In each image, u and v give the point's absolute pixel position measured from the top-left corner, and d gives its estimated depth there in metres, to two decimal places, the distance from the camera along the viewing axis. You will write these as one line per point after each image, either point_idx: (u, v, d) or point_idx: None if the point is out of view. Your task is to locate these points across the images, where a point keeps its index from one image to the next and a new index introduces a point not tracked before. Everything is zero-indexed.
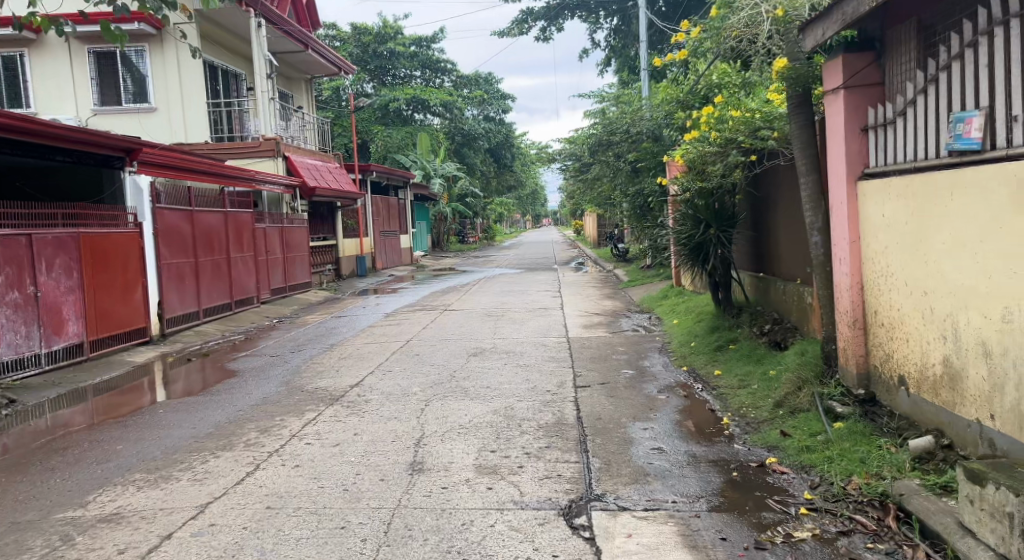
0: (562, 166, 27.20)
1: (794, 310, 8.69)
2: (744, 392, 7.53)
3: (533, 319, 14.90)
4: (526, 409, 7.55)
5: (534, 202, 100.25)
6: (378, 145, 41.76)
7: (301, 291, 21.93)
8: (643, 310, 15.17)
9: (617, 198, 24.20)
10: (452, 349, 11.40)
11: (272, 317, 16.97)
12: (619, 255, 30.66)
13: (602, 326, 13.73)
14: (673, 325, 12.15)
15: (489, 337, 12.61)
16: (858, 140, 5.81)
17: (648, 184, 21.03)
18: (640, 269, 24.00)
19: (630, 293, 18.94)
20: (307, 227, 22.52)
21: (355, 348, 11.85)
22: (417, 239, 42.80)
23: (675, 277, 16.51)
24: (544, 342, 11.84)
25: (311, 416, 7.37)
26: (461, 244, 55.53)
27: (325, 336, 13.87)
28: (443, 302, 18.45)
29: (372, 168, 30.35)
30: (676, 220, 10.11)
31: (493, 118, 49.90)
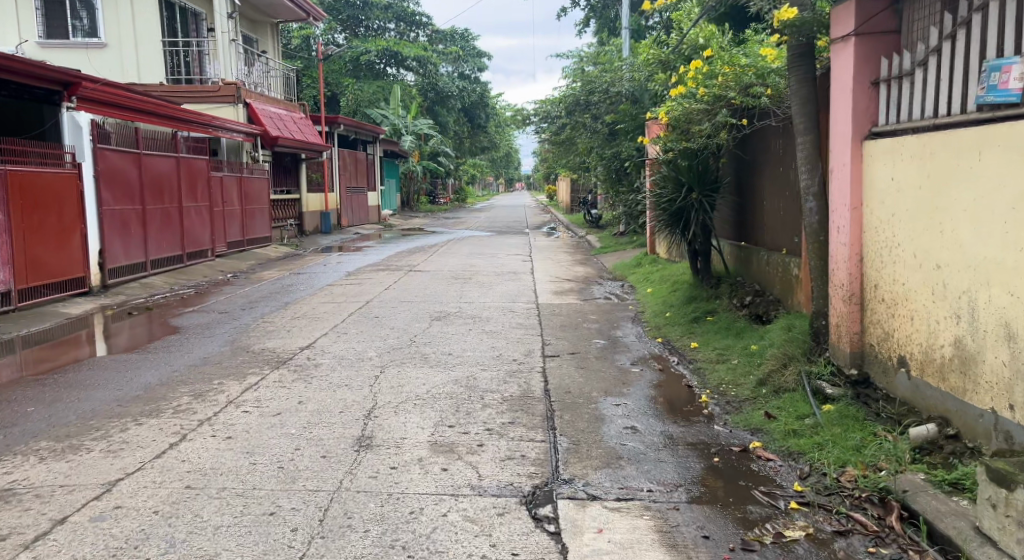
0: (537, 127, 26.52)
1: (777, 282, 8.18)
2: (723, 368, 7.02)
3: (502, 284, 14.32)
4: (489, 379, 7.00)
5: (508, 166, 99.07)
6: (348, 99, 40.65)
7: (259, 245, 21.07)
8: (616, 278, 14.64)
9: (593, 162, 23.63)
10: (414, 311, 10.80)
11: (227, 273, 16.17)
12: (592, 221, 30.10)
13: (573, 293, 13.20)
14: (647, 295, 11.63)
15: (454, 300, 12.01)
16: (866, 95, 5.24)
17: (625, 148, 20.43)
18: (613, 236, 23.51)
19: (603, 260, 18.39)
20: (267, 179, 21.69)
21: (311, 308, 11.18)
22: (386, 197, 41.93)
23: (649, 245, 16.03)
24: (512, 307, 11.29)
25: (253, 381, 6.76)
26: (432, 206, 54.65)
27: (281, 294, 13.14)
28: (408, 263, 17.76)
29: (340, 121, 29.39)
30: (656, 183, 9.54)
31: (468, 77, 48.79)
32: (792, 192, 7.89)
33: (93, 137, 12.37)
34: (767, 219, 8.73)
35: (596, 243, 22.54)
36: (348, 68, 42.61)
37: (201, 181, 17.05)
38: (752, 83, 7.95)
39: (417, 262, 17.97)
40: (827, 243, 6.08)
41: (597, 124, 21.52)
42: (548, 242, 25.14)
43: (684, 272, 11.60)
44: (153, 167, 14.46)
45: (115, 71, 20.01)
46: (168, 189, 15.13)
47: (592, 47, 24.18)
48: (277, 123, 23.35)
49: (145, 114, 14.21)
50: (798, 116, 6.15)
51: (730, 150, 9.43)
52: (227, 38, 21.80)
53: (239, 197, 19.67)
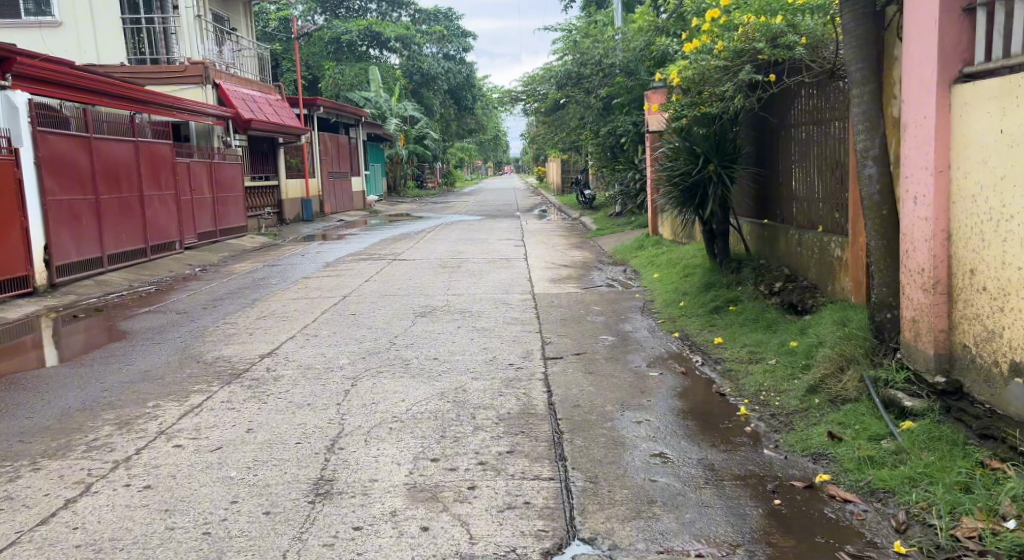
0: (526, 104, 25.32)
1: (812, 264, 7.04)
2: (760, 370, 5.87)
3: (494, 272, 13.17)
4: (481, 391, 5.86)
5: (497, 149, 97.50)
6: (329, 82, 39.28)
7: (233, 236, 19.89)
8: (618, 263, 13.50)
9: (586, 139, 22.48)
10: (397, 307, 9.65)
11: (195, 268, 14.95)
12: (586, 202, 28.92)
13: (572, 280, 12.05)
14: (656, 281, 10.48)
15: (441, 292, 10.85)
16: (956, 26, 4.11)
17: (621, 122, 19.25)
18: (608, 216, 22.38)
19: (601, 243, 17.23)
20: (239, 165, 20.44)
21: (283, 306, 10.00)
22: (371, 183, 40.64)
23: (650, 225, 14.91)
24: (506, 300, 10.12)
25: (195, 402, 5.62)
26: (420, 190, 53.35)
27: (250, 289, 11.95)
28: (392, 251, 16.56)
29: (319, 102, 28.09)
30: (667, 156, 8.41)
31: (453, 57, 47.41)
32: (832, 159, 6.74)
33: (31, 118, 11.44)
34: (796, 194, 7.59)
35: (592, 226, 21.38)
36: (328, 50, 41.21)
37: (163, 168, 15.91)
38: (783, 33, 6.73)
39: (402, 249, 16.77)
40: (892, 217, 4.94)
41: (590, 98, 20.32)
42: (541, 225, 23.96)
43: (697, 254, 10.44)
44: (104, 151, 13.43)
45: (70, 51, 20.28)
46: (122, 177, 14.07)
47: (582, 19, 22.98)
48: (250, 104, 22.60)
49: (91, 95, 13.33)
50: (855, 61, 4.99)
51: (752, 114, 8.27)
52: (193, 13, 21.22)
53: (208, 185, 18.50)
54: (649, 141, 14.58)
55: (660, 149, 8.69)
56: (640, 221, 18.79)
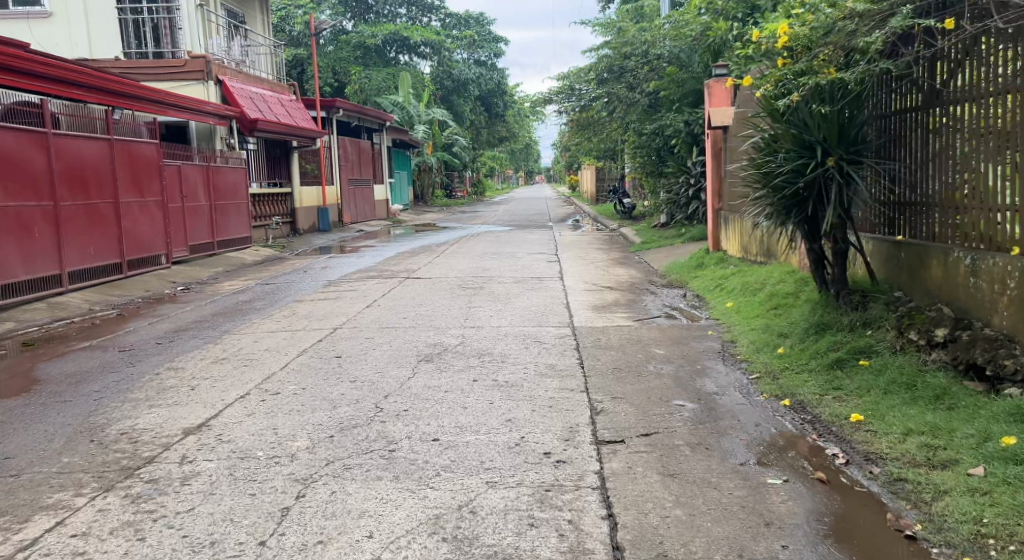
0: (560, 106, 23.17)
1: (1000, 304, 4.71)
2: (961, 491, 3.55)
3: (524, 294, 10.92)
4: (501, 517, 3.63)
5: (529, 159, 95.30)
6: (355, 87, 37.45)
7: (235, 248, 17.86)
8: (674, 287, 11.16)
9: (628, 143, 20.32)
10: (396, 347, 7.46)
11: (178, 286, 12.93)
12: (625, 211, 26.59)
13: (620, 307, 9.77)
14: (734, 315, 8.17)
15: (459, 323, 8.64)
16: None
17: (670, 122, 16.95)
18: (651, 228, 20.04)
19: (649, 260, 14.91)
20: (245, 169, 18.39)
21: (255, 342, 7.86)
22: (396, 192, 38.71)
23: (711, 240, 12.57)
24: (538, 338, 7.87)
25: (35, 536, 3.47)
26: (448, 199, 51.34)
27: (227, 315, 9.84)
28: (406, 267, 14.42)
29: (338, 103, 25.82)
30: (762, 148, 6.16)
31: (484, 63, 45.46)
32: None
33: None
34: (958, 198, 5.26)
35: (635, 238, 19.04)
36: (355, 55, 39.46)
37: (149, 173, 13.88)
38: None
39: (418, 266, 14.63)
40: None
41: (634, 94, 18.28)
42: (577, 237, 21.70)
43: (789, 282, 8.09)
44: (66, 151, 11.55)
45: (61, 44, 18.64)
46: (91, 180, 12.14)
47: (624, 11, 20.94)
48: (257, 104, 20.50)
49: (47, 82, 11.48)
50: None
51: (880, 93, 6.02)
52: (195, 2, 19.31)
53: (205, 192, 16.50)
54: (712, 140, 12.43)
55: (751, 143, 6.45)
56: (692, 235, 16.44)
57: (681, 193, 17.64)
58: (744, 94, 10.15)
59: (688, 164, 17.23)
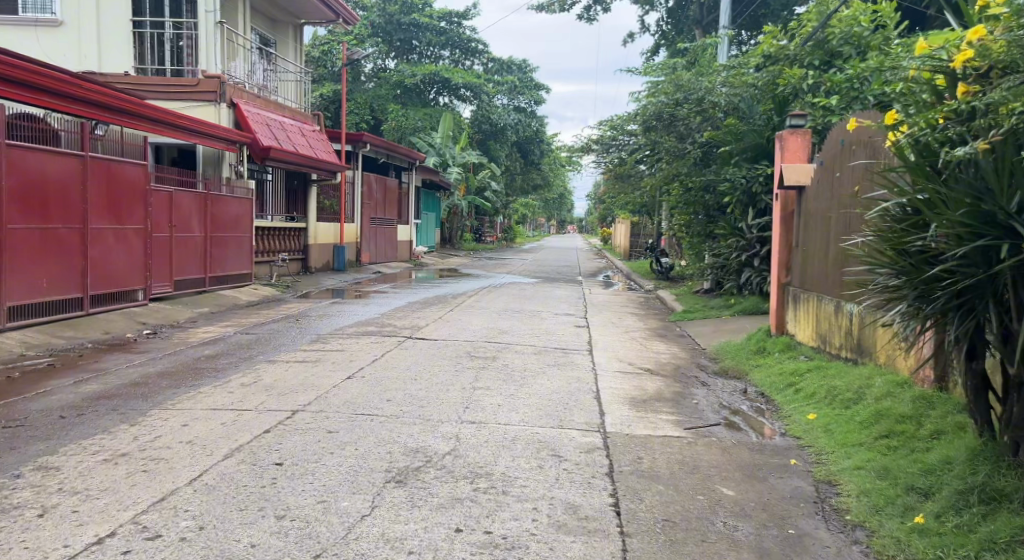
0: (602, 154, 21.42)
1: None
2: None
3: (547, 373, 8.88)
4: None
5: (561, 208, 93.78)
6: (391, 125, 36.01)
7: (234, 285, 15.59)
8: (730, 380, 9.14)
9: (673, 200, 18.44)
10: (365, 454, 5.47)
11: (147, 327, 11.12)
12: (661, 271, 24.57)
13: (667, 404, 7.74)
14: (829, 442, 6.09)
15: (457, 415, 6.62)
16: None
17: (725, 179, 15.04)
18: (692, 294, 18.04)
19: (695, 335, 12.84)
20: (248, 203, 15.93)
21: (184, 426, 5.90)
22: (422, 233, 37.19)
23: (775, 321, 10.67)
24: (559, 451, 5.82)
25: None
26: (477, 243, 49.72)
27: (179, 375, 7.95)
28: (413, 322, 12.56)
29: (365, 138, 24.10)
30: (913, 222, 4.35)
31: (523, 110, 44.05)
32: None
33: None
34: None
35: (675, 304, 16.98)
36: (393, 94, 38.18)
37: (130, 197, 11.81)
38: None
39: (427, 322, 12.73)
40: None
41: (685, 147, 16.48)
42: (609, 297, 19.70)
43: (905, 404, 6.03)
44: (24, 164, 9.77)
45: (70, 56, 16.69)
46: (53, 202, 10.30)
47: (679, 58, 19.28)
48: (276, 131, 17.80)
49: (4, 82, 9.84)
50: None
51: None
52: (215, 19, 16.94)
53: (201, 221, 14.23)
54: (782, 198, 10.44)
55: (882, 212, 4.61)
56: (743, 308, 14.36)
57: (730, 259, 15.73)
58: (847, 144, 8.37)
59: (742, 227, 15.22)
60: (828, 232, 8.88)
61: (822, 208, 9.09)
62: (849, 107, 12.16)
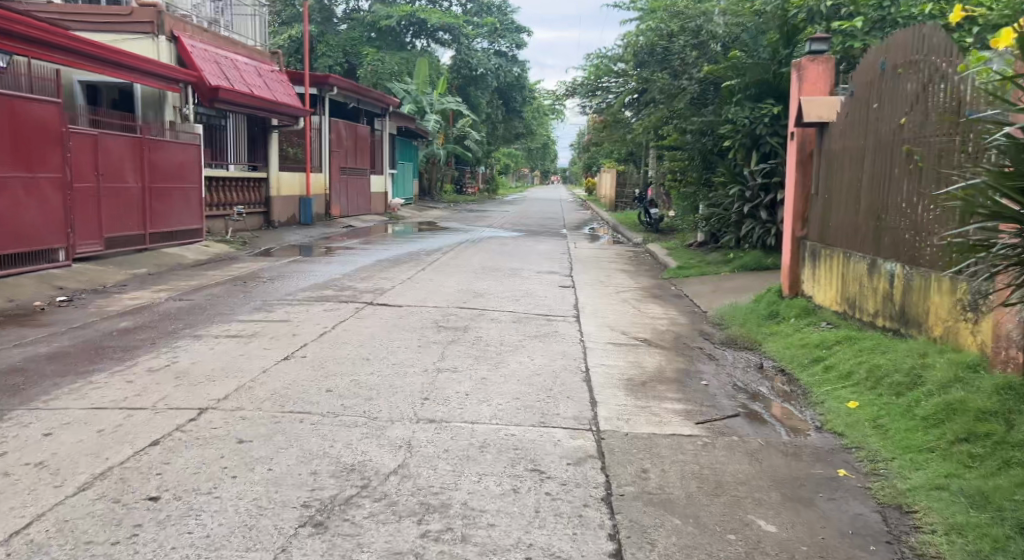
0: (588, 97, 19.84)
1: None
2: None
3: (527, 347, 7.52)
4: None
5: (545, 158, 91.68)
6: (365, 69, 34.09)
7: (178, 242, 13.95)
8: (742, 353, 7.81)
9: (664, 146, 16.99)
10: (281, 475, 4.08)
11: (65, 292, 9.64)
12: (650, 222, 23.11)
13: (672, 389, 6.41)
14: (889, 444, 4.75)
15: (412, 410, 5.26)
16: None
17: (724, 121, 13.58)
18: (685, 248, 16.69)
19: (693, 296, 11.50)
20: (196, 149, 14.28)
21: (46, 437, 4.49)
22: (400, 185, 35.53)
23: (789, 282, 9.34)
24: (539, 463, 4.48)
25: None
26: (458, 195, 47.98)
27: (77, 356, 6.52)
28: (377, 285, 11.11)
29: (332, 80, 22.32)
30: None
31: (504, 54, 42.00)
32: None
33: None
34: None
35: (668, 259, 15.61)
36: (367, 38, 36.14)
37: (43, 143, 10.19)
38: None
39: (393, 284, 11.30)
40: None
41: (680, 84, 15.14)
42: (596, 252, 18.30)
43: (987, 397, 4.67)
44: None
45: None
46: None
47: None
48: (228, 71, 16.04)
49: None
50: None
51: None
52: None
53: (139, 170, 12.63)
54: (800, 137, 9.14)
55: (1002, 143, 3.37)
56: (745, 263, 13.01)
57: (727, 210, 14.39)
58: (892, 66, 7.11)
59: (745, 174, 13.82)
60: (862, 175, 7.60)
61: (855, 147, 7.82)
62: (873, 33, 10.67)
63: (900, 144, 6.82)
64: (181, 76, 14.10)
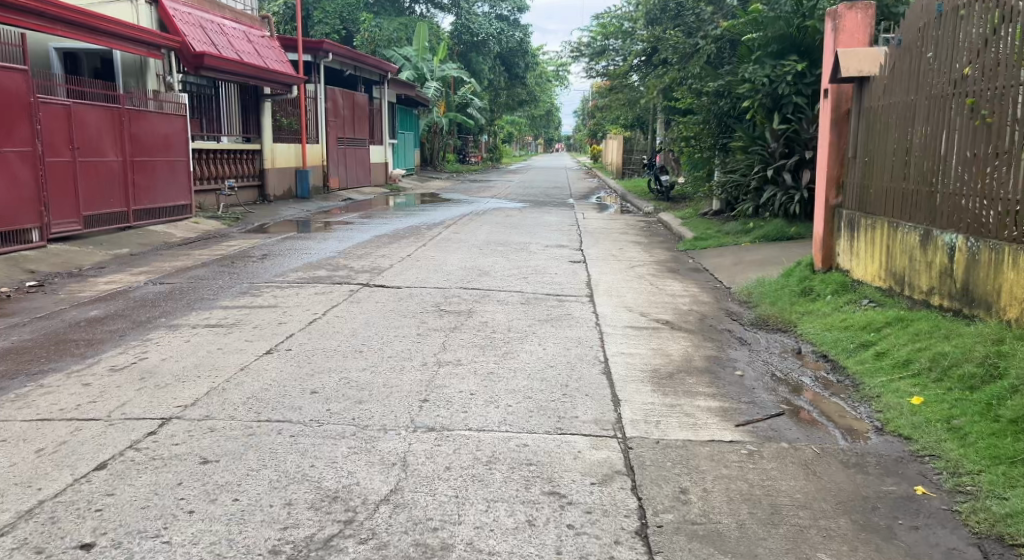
0: (596, 59, 18.92)
1: None
2: None
3: (538, 335, 6.79)
4: None
5: (548, 126, 90.29)
6: (363, 36, 33.01)
7: (165, 218, 13.18)
8: (775, 336, 7.06)
9: (677, 109, 16.14)
10: (247, 508, 3.36)
11: (38, 276, 8.92)
12: (660, 189, 22.22)
13: (703, 382, 5.67)
14: (973, 453, 4.02)
15: (408, 416, 4.54)
16: None
17: (742, 81, 12.72)
18: (700, 217, 15.89)
19: (713, 270, 10.73)
20: (182, 120, 13.46)
21: None
22: (401, 156, 34.65)
23: (821, 256, 8.60)
24: (558, 483, 3.76)
25: None
26: (462, 165, 47.01)
27: (35, 352, 5.81)
28: (375, 263, 10.37)
29: (327, 46, 21.39)
30: None
31: (506, 19, 40.75)
32: None
33: None
34: None
35: (682, 230, 14.82)
36: (365, 4, 34.97)
37: (9, 114, 9.41)
38: None
39: (391, 262, 10.56)
40: None
41: (694, 42, 14.36)
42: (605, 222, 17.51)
43: None
44: None
45: None
46: None
47: None
48: (215, 36, 15.19)
49: None
50: None
51: None
52: None
53: (120, 143, 11.85)
54: (835, 94, 8.33)
55: None
56: (766, 233, 12.21)
57: (746, 176, 13.58)
58: (954, 9, 6.36)
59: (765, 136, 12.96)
60: (914, 134, 6.85)
61: (905, 103, 7.05)
62: None
63: (966, 97, 6.08)
64: (161, 42, 13.21)
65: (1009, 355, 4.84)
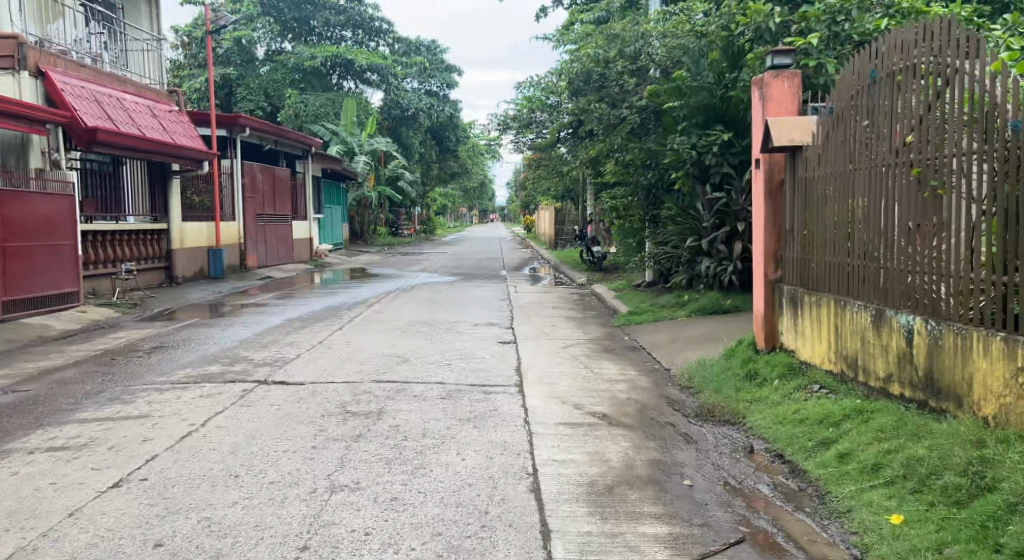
0: (523, 132, 18.46)
1: None
2: None
3: (455, 441, 5.87)
4: None
5: (482, 197, 90.46)
6: (288, 112, 32.25)
7: (47, 309, 11.92)
8: (723, 431, 6.30)
9: (604, 179, 15.64)
10: None
11: None
12: (593, 260, 21.71)
13: (648, 496, 4.84)
14: None
15: None
16: None
17: (669, 150, 12.28)
18: (633, 289, 15.30)
19: (650, 348, 10.02)
20: (68, 201, 12.37)
21: None
22: (328, 231, 33.62)
23: (764, 335, 7.93)
24: None
25: None
26: (393, 238, 46.17)
27: None
28: (279, 354, 9.34)
29: (242, 120, 20.50)
30: None
31: (435, 94, 40.55)
32: None
33: None
34: None
35: (616, 303, 14.19)
36: (291, 80, 34.28)
37: None
38: None
39: (299, 352, 9.53)
40: None
41: (617, 113, 13.97)
42: (537, 296, 16.79)
43: None
44: None
45: None
46: None
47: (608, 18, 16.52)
48: (114, 110, 14.21)
49: None
50: None
51: None
52: None
53: None
54: (766, 165, 7.79)
55: None
56: (702, 307, 11.60)
57: (678, 246, 13.06)
58: (887, 73, 5.86)
59: (697, 207, 12.49)
60: (857, 205, 6.27)
61: (844, 172, 6.49)
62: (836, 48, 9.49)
63: (909, 166, 5.52)
64: (49, 119, 12.20)
65: (997, 462, 4.13)
